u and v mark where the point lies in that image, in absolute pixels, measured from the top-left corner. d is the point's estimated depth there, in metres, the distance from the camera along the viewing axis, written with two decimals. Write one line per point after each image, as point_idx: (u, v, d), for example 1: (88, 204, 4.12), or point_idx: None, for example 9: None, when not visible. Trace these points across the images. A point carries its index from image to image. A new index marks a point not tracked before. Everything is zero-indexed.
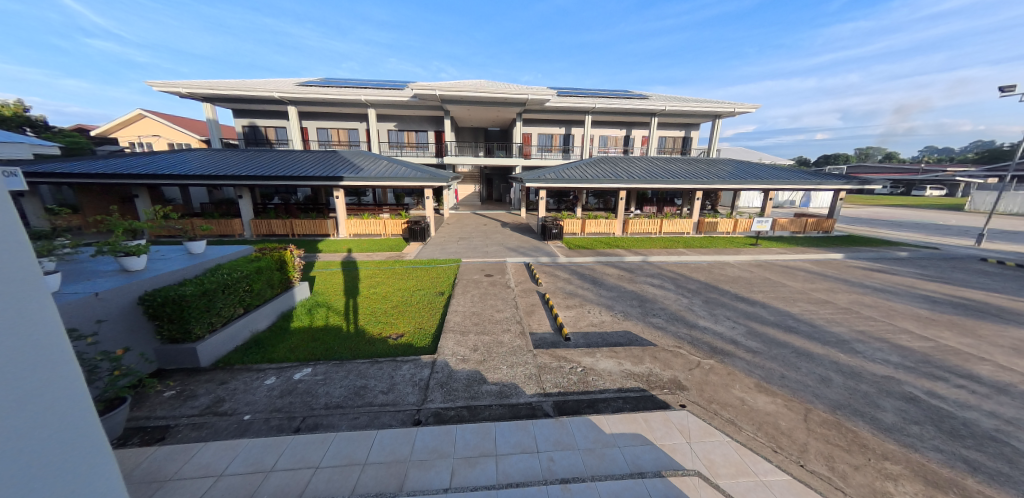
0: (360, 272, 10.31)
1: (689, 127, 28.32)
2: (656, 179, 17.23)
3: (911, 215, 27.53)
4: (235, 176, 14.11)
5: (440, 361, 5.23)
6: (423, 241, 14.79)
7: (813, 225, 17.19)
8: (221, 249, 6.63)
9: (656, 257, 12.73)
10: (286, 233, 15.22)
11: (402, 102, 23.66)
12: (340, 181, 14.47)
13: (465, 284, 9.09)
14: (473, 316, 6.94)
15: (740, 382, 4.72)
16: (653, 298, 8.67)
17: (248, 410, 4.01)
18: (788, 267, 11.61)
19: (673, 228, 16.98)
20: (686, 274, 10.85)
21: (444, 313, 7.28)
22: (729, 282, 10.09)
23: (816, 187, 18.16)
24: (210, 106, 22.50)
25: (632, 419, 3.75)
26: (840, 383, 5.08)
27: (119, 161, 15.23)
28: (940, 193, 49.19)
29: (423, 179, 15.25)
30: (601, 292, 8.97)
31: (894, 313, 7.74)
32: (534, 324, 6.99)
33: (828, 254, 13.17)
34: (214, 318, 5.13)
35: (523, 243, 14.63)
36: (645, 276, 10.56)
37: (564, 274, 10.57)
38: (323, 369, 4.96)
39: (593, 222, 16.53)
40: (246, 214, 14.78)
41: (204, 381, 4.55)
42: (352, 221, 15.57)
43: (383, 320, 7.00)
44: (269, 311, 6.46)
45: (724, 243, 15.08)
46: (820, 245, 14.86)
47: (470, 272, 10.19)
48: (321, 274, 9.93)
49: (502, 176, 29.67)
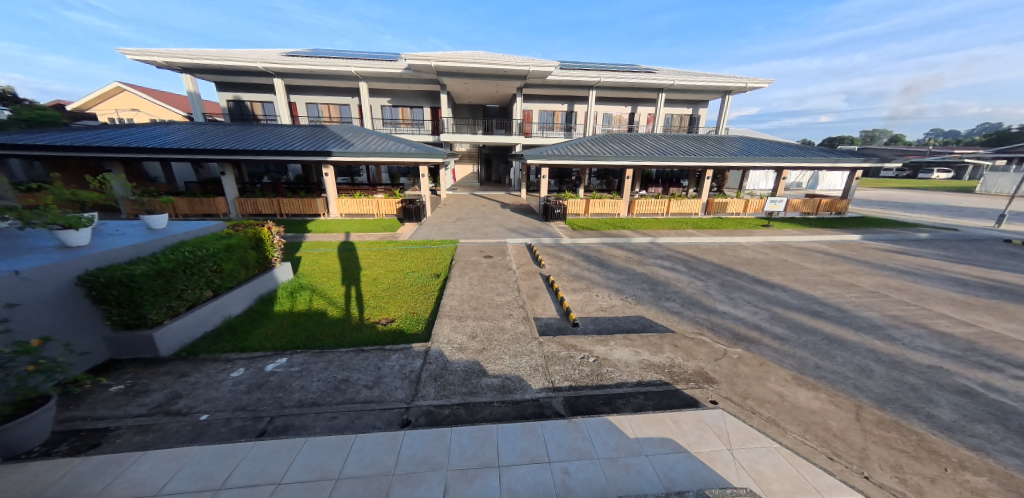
0: (352, 254, 9.64)
1: (697, 105, 27.06)
2: (664, 157, 16.33)
3: (922, 198, 26.78)
4: (214, 151, 13.08)
5: (434, 350, 4.64)
6: (419, 221, 14.02)
7: (826, 206, 16.44)
8: (187, 223, 5.86)
9: (665, 239, 12.06)
10: (274, 213, 14.39)
11: (395, 75, 22.28)
12: (329, 156, 13.55)
13: (463, 266, 8.43)
14: (471, 300, 6.34)
15: (774, 373, 4.15)
16: (666, 281, 8.07)
17: (208, 408, 3.42)
18: (804, 249, 10.95)
19: (680, 209, 16.25)
20: (697, 256, 10.24)
21: (439, 297, 6.68)
22: (745, 265, 9.47)
23: (833, 165, 17.23)
24: (190, 78, 20.97)
25: (658, 420, 3.19)
26: (883, 374, 4.52)
27: (90, 134, 14.16)
28: (947, 175, 48.22)
29: (418, 155, 14.30)
30: (609, 275, 8.37)
31: (925, 296, 7.17)
32: (538, 309, 6.40)
33: (845, 236, 12.50)
34: (174, 301, 4.50)
35: (524, 223, 13.92)
36: (654, 258, 9.95)
37: (568, 255, 9.93)
38: (301, 360, 4.36)
39: (598, 202, 15.76)
40: (230, 192, 13.95)
41: (161, 374, 3.93)
42: (344, 201, 14.78)
43: (372, 304, 6.37)
44: (244, 295, 5.82)
45: (734, 224, 14.39)
46: (835, 226, 14.18)
47: (468, 254, 9.52)
48: (308, 255, 9.24)
49: (502, 156, 28.52)
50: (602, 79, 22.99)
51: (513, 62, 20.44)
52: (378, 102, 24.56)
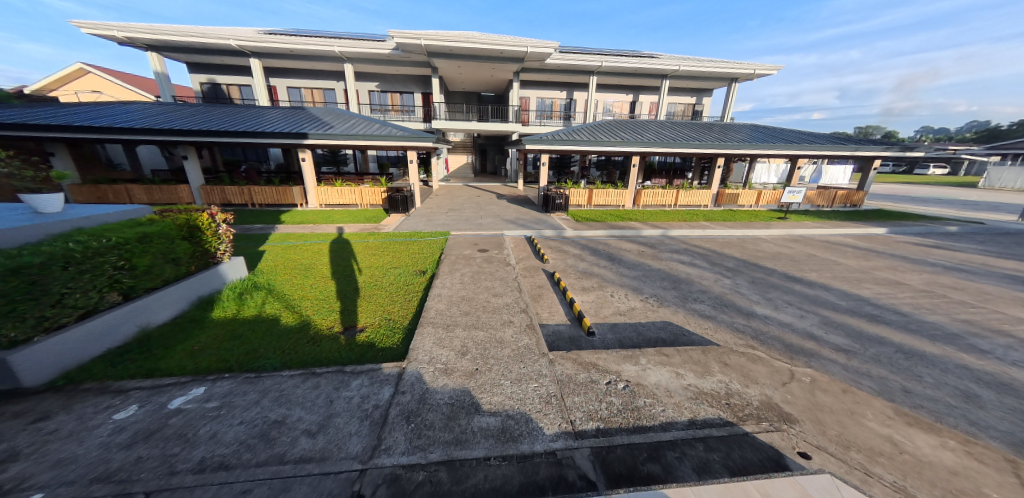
0: (325, 247, 8.40)
1: (701, 93, 25.97)
2: (672, 143, 15.20)
3: (928, 192, 26.19)
4: (172, 132, 11.59)
5: (410, 373, 3.48)
6: (406, 212, 12.75)
7: (841, 199, 15.52)
8: (98, 208, 4.55)
9: (677, 231, 11.03)
10: (245, 203, 13.03)
11: (383, 57, 20.69)
12: (305, 138, 12.18)
13: (454, 261, 7.29)
14: (463, 303, 5.19)
15: (869, 405, 3.07)
16: (688, 278, 7.02)
17: (49, 479, 2.18)
18: (831, 243, 9.97)
19: (689, 200, 15.19)
20: (717, 250, 9.22)
21: (424, 299, 5.53)
22: (772, 260, 8.46)
23: (852, 153, 16.16)
24: (157, 56, 19.17)
25: (740, 494, 2.11)
26: (995, 402, 3.46)
27: (34, 111, 12.55)
28: (942, 171, 48.11)
29: (405, 138, 12.93)
30: (623, 271, 7.31)
31: (990, 297, 6.19)
32: (544, 313, 5.34)
33: (869, 229, 11.54)
34: (50, 309, 3.22)
35: (523, 215, 12.77)
36: (669, 252, 8.91)
37: (573, 248, 8.84)
38: (224, 389, 3.15)
39: (602, 192, 14.64)
40: (193, 178, 12.53)
41: (7, 418, 2.69)
42: (324, 189, 13.45)
43: (339, 307, 5.19)
44: (173, 297, 4.57)
45: (749, 216, 13.39)
46: (856, 219, 13.23)
47: (461, 247, 8.36)
48: (273, 249, 7.95)
49: (497, 146, 27.19)
50: (604, 64, 21.63)
51: (510, 42, 18.97)
52: (366, 87, 22.99)
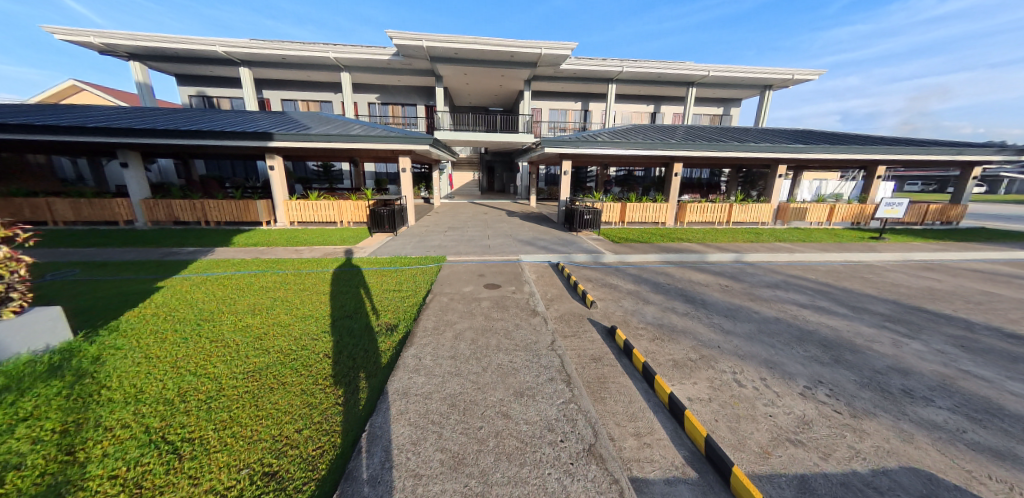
0: (259, 280, 5.68)
1: (729, 103, 23.95)
2: (723, 145, 12.55)
3: (999, 209, 22.95)
4: (109, 130, 9.36)
5: None
6: (393, 230, 10.20)
7: (934, 214, 12.59)
8: None
9: (755, 255, 8.20)
10: (197, 220, 10.65)
11: (384, 65, 19.04)
12: (271, 139, 9.91)
13: (447, 305, 4.55)
14: (450, 424, 2.35)
15: None
16: (844, 340, 4.10)
17: None
18: (989, 273, 6.98)
19: (745, 216, 12.41)
20: (833, 283, 6.33)
21: (372, 404, 2.67)
22: (935, 301, 5.51)
23: (948, 155, 12.37)
24: (140, 67, 17.82)
25: None
26: None
27: None
28: (981, 190, 44.69)
29: (395, 140, 10.57)
30: (724, 326, 4.42)
31: None
32: (629, 442, 2.43)
33: (1013, 253, 8.55)
34: None
35: (541, 234, 10.14)
36: (766, 287, 6.06)
37: (624, 282, 6.05)
38: None
39: (638, 206, 11.95)
40: (132, 190, 10.25)
41: None
42: (295, 203, 11.04)
43: (182, 435, 2.33)
44: None
45: (831, 236, 10.54)
46: (973, 240, 10.26)
47: (459, 280, 5.64)
48: (173, 286, 5.22)
49: (504, 164, 25.42)
50: (625, 69, 19.65)
51: (522, 43, 17.09)
52: (365, 98, 21.40)
